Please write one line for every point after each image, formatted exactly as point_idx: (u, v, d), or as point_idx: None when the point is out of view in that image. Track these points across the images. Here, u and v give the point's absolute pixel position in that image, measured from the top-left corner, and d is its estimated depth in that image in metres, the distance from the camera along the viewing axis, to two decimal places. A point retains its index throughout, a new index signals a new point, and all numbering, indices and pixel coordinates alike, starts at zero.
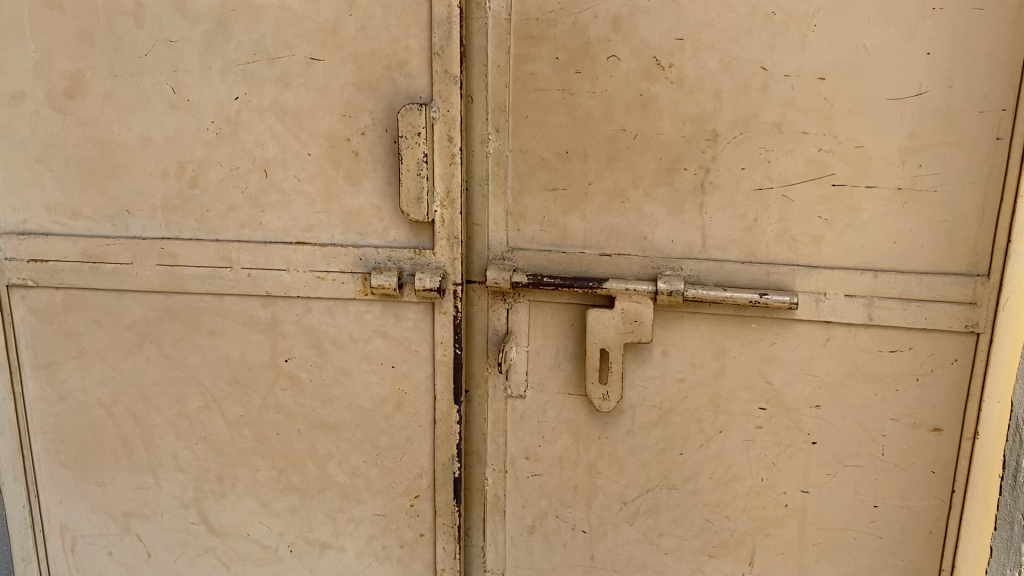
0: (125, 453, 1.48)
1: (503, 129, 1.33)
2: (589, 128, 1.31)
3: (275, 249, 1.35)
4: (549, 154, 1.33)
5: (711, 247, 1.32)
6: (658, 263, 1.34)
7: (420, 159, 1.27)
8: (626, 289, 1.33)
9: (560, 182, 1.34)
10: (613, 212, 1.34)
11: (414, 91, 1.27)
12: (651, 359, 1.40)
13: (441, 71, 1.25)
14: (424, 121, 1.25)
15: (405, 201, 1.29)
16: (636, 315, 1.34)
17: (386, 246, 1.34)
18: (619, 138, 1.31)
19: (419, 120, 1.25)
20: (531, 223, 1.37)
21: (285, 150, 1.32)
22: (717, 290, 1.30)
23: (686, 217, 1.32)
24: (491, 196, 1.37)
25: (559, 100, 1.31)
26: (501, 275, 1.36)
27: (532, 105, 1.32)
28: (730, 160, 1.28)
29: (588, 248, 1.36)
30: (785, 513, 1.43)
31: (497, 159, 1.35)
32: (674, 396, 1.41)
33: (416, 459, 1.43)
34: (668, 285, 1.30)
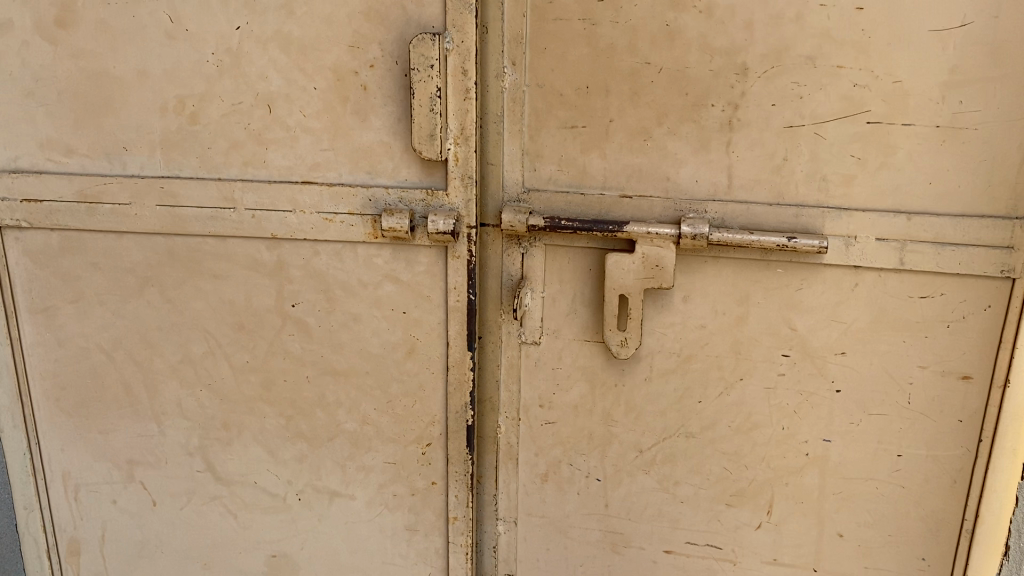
0: (128, 400, 1.44)
1: (520, 62, 1.26)
2: (611, 61, 1.24)
3: (281, 190, 1.28)
4: (569, 90, 1.27)
5: (737, 188, 1.26)
6: (682, 206, 1.28)
7: (433, 94, 1.20)
8: (648, 232, 1.27)
9: (580, 119, 1.28)
10: (634, 151, 1.27)
11: (426, 22, 1.20)
12: (672, 305, 1.35)
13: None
14: (438, 53, 1.18)
15: (417, 138, 1.22)
16: (658, 259, 1.29)
17: (396, 186, 1.27)
18: (643, 72, 1.24)
19: (432, 52, 1.18)
20: (547, 162, 1.31)
21: (289, 84, 1.25)
22: (743, 233, 1.25)
23: (712, 156, 1.26)
24: (506, 134, 1.30)
25: (579, 31, 1.24)
26: (517, 218, 1.30)
27: (550, 36, 1.25)
28: (759, 96, 1.22)
29: (608, 190, 1.30)
30: (805, 462, 1.40)
31: (513, 94, 1.28)
32: (694, 343, 1.36)
33: (428, 407, 1.39)
34: (692, 228, 1.25)
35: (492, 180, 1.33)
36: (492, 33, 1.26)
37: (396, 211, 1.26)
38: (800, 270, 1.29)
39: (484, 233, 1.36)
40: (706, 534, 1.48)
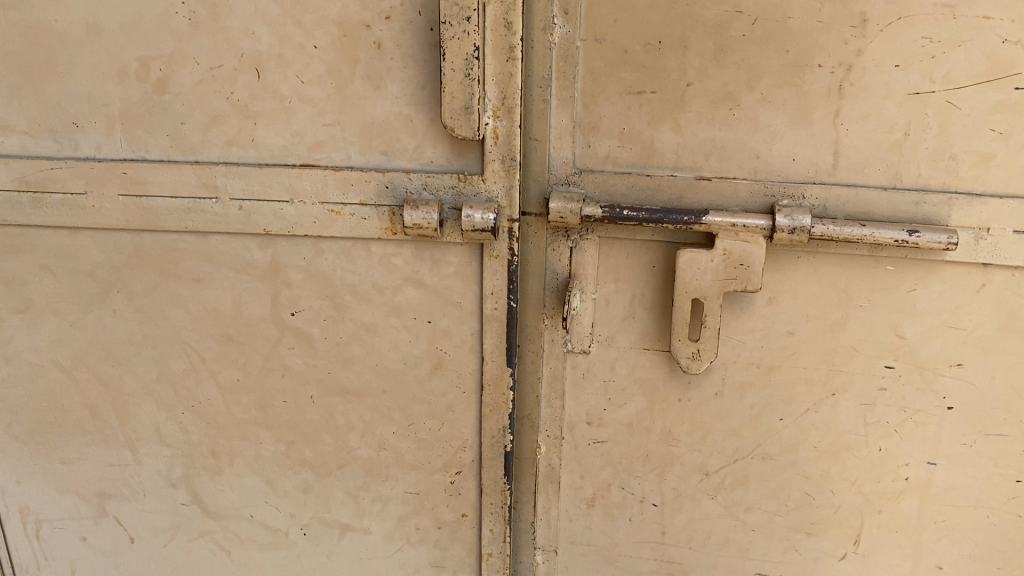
0: (95, 424, 1.19)
1: (573, 11, 1.02)
2: (690, 10, 1.00)
3: (274, 176, 1.03)
4: (635, 46, 1.03)
5: (843, 169, 1.02)
6: (774, 191, 1.04)
7: (469, 54, 0.93)
8: (731, 223, 1.04)
9: (649, 82, 1.04)
10: (716, 123, 1.03)
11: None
12: (753, 308, 1.12)
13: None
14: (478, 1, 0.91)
15: (448, 112, 0.96)
16: (744, 256, 1.06)
17: (419, 170, 1.02)
18: (732, 24, 0.99)
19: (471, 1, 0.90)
20: (605, 137, 1.07)
21: (282, 42, 0.98)
22: (852, 226, 1.01)
23: (814, 129, 1.01)
24: (554, 102, 1.06)
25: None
26: (568, 207, 1.06)
27: None
28: (880, 56, 0.97)
29: (681, 171, 1.06)
30: (904, 487, 1.18)
31: (565, 51, 1.04)
32: (778, 351, 1.14)
33: (457, 431, 1.16)
34: (788, 217, 1.02)
35: (535, 159, 1.09)
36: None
37: (421, 202, 1.00)
38: (915, 267, 1.06)
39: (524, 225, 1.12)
40: (780, 564, 1.26)
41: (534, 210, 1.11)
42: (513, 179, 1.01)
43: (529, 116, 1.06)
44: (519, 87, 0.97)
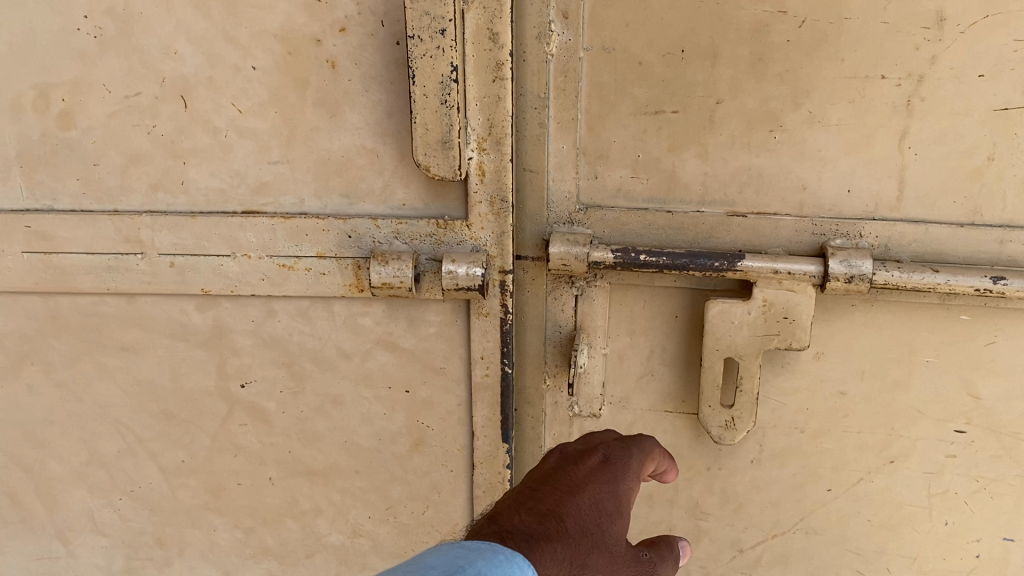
0: (18, 514, 1.01)
1: (574, 15, 0.84)
2: (721, 11, 0.81)
3: (210, 226, 0.83)
4: (652, 56, 0.85)
5: (910, 201, 0.84)
6: (825, 230, 0.86)
7: (447, 75, 0.74)
8: (773, 270, 0.86)
9: (670, 99, 0.86)
10: (752, 148, 0.85)
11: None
12: (798, 365, 0.94)
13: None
14: (455, 10, 0.72)
15: (421, 148, 0.76)
16: (788, 309, 0.87)
17: (389, 215, 0.83)
18: (772, 27, 0.81)
19: (445, 10, 0.71)
20: (616, 166, 0.89)
21: (212, 63, 0.78)
22: (923, 272, 0.83)
23: (874, 154, 0.83)
24: (553, 125, 0.88)
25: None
26: (573, 252, 0.87)
27: None
28: (959, 63, 0.78)
29: (709, 207, 0.89)
30: (977, 567, 0.99)
31: (566, 65, 0.86)
32: (826, 413, 0.96)
33: (445, 515, 0.97)
34: (844, 262, 0.83)
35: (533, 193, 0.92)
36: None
37: (390, 255, 0.81)
38: (996, 316, 0.87)
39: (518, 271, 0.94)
40: None
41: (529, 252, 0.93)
42: (505, 225, 0.82)
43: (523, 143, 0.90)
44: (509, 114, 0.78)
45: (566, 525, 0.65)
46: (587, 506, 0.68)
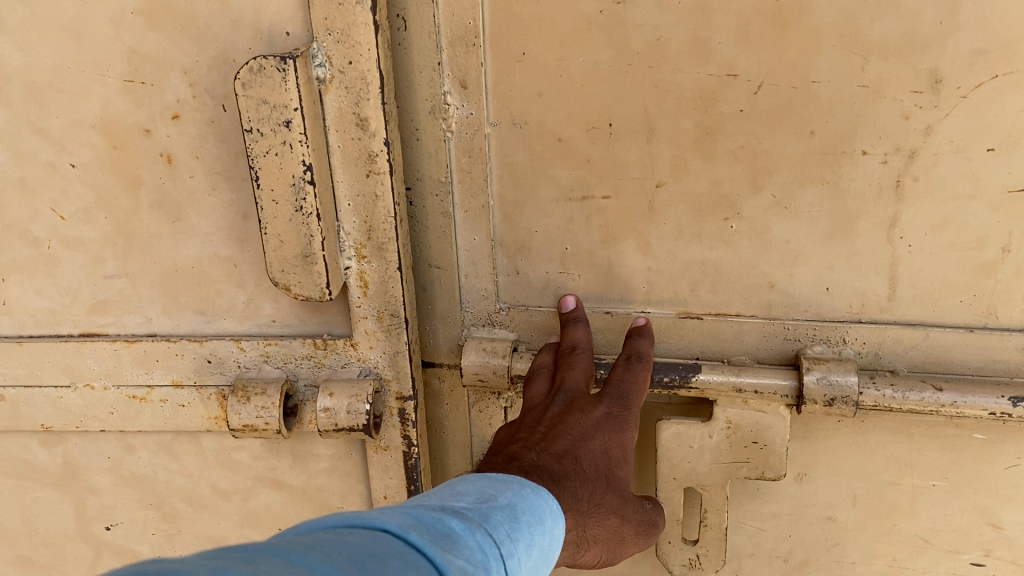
0: None
1: (472, 85, 0.69)
2: (655, 75, 0.65)
3: (41, 353, 0.68)
4: (573, 131, 0.69)
5: (904, 302, 0.68)
6: (801, 336, 0.71)
7: (299, 175, 0.57)
8: (735, 387, 0.70)
9: (598, 183, 0.71)
10: (705, 241, 0.70)
11: (274, 26, 0.58)
12: (777, 487, 0.79)
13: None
14: (300, 96, 0.54)
15: (275, 263, 0.60)
16: (757, 432, 0.72)
17: (256, 335, 0.67)
18: (720, 94, 0.65)
19: (286, 97, 0.54)
20: (541, 262, 0.76)
21: (20, 159, 0.63)
22: (924, 390, 0.66)
23: (856, 246, 0.67)
24: (460, 214, 0.75)
25: (594, 16, 0.65)
26: (490, 365, 0.76)
27: (534, 34, 0.67)
28: (960, 135, 0.60)
29: (654, 308, 0.75)
30: None
31: (469, 143, 0.72)
32: (812, 539, 0.80)
33: None
34: (822, 378, 0.67)
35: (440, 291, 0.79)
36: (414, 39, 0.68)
37: (253, 388, 0.65)
38: (1021, 437, 0.70)
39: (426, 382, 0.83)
40: None
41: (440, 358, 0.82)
42: (400, 344, 0.65)
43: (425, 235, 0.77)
44: (393, 214, 0.61)
45: (580, 465, 0.64)
46: (598, 442, 0.66)
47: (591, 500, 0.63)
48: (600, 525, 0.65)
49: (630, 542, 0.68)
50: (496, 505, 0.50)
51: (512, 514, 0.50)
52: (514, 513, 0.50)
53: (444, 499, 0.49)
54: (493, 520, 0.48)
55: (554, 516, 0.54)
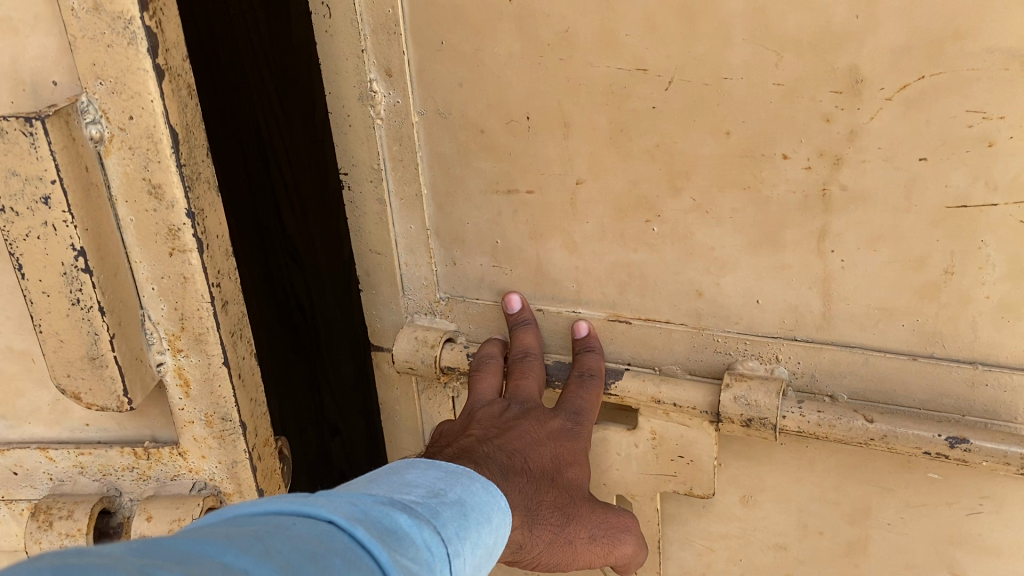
0: None
1: (397, 73, 0.64)
2: (566, 68, 0.58)
3: None
4: (494, 124, 0.63)
5: (843, 322, 0.60)
6: (731, 349, 0.64)
7: (70, 262, 0.54)
8: (655, 398, 0.65)
9: (521, 178, 0.64)
10: (628, 244, 0.63)
11: (37, 75, 0.54)
12: (721, 508, 0.73)
13: (95, 33, 0.51)
14: (58, 169, 0.51)
15: (62, 361, 0.58)
16: (682, 446, 0.66)
17: (61, 446, 0.67)
18: (631, 90, 0.57)
19: (40, 169, 0.51)
20: (475, 253, 0.70)
21: None
22: (852, 416, 0.60)
23: (788, 259, 0.59)
24: (396, 202, 0.71)
25: (503, 6, 0.58)
26: (418, 355, 0.71)
27: (445, 19, 0.61)
28: (894, 140, 0.53)
29: (586, 308, 0.68)
30: None
31: (398, 132, 0.67)
32: (760, 565, 0.75)
33: None
34: (740, 398, 0.60)
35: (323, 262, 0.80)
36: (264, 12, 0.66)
37: (57, 512, 0.65)
38: (982, 480, 0.62)
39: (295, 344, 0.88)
40: None
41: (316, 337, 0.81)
42: (231, 450, 0.64)
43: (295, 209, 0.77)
44: (205, 296, 0.59)
45: (527, 464, 0.58)
46: (546, 447, 0.60)
47: (535, 498, 0.56)
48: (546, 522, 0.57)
49: (580, 548, 0.60)
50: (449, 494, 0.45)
51: (462, 512, 0.44)
52: (464, 511, 0.44)
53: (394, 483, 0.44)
54: (441, 519, 0.42)
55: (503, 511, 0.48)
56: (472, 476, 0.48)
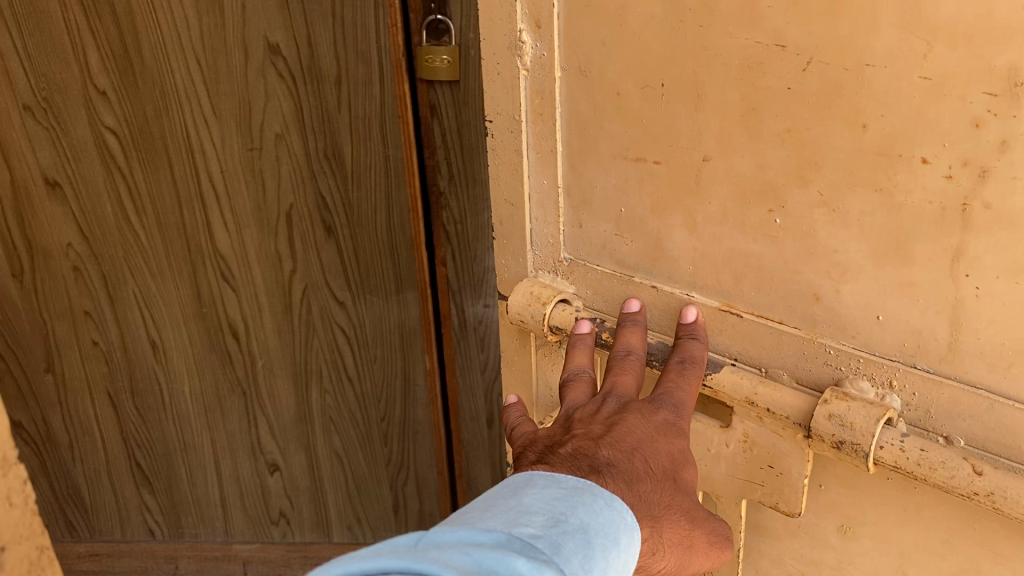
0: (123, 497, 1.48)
1: (545, 25, 0.62)
2: (704, 37, 0.53)
3: None
4: (630, 87, 0.59)
5: (974, 362, 0.50)
6: (842, 364, 0.55)
7: None
8: (749, 399, 0.59)
9: (650, 146, 0.59)
10: (748, 232, 0.57)
11: None
12: (814, 547, 0.64)
13: None
14: None
15: None
16: (773, 456, 0.59)
17: None
18: (768, 67, 0.51)
19: None
20: (599, 218, 0.66)
21: None
22: (957, 466, 0.50)
23: (916, 279, 0.50)
24: (532, 155, 0.68)
25: None
26: (530, 309, 0.70)
27: None
28: None
29: (699, 293, 0.62)
30: None
31: (540, 86, 0.65)
32: None
33: None
34: (834, 416, 0.53)
35: (136, 223, 1.20)
36: (71, 53, 1.07)
37: None
38: None
39: (182, 288, 1.25)
40: None
41: (110, 264, 1.23)
42: None
43: (134, 184, 1.16)
44: None
45: (648, 467, 0.52)
46: (661, 445, 0.54)
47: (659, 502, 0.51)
48: (669, 524, 0.51)
49: (699, 553, 0.53)
50: (565, 527, 0.43)
51: (585, 540, 0.43)
52: (588, 538, 0.43)
53: (507, 522, 0.43)
54: (563, 553, 0.41)
55: (631, 532, 0.46)
56: (593, 493, 0.47)
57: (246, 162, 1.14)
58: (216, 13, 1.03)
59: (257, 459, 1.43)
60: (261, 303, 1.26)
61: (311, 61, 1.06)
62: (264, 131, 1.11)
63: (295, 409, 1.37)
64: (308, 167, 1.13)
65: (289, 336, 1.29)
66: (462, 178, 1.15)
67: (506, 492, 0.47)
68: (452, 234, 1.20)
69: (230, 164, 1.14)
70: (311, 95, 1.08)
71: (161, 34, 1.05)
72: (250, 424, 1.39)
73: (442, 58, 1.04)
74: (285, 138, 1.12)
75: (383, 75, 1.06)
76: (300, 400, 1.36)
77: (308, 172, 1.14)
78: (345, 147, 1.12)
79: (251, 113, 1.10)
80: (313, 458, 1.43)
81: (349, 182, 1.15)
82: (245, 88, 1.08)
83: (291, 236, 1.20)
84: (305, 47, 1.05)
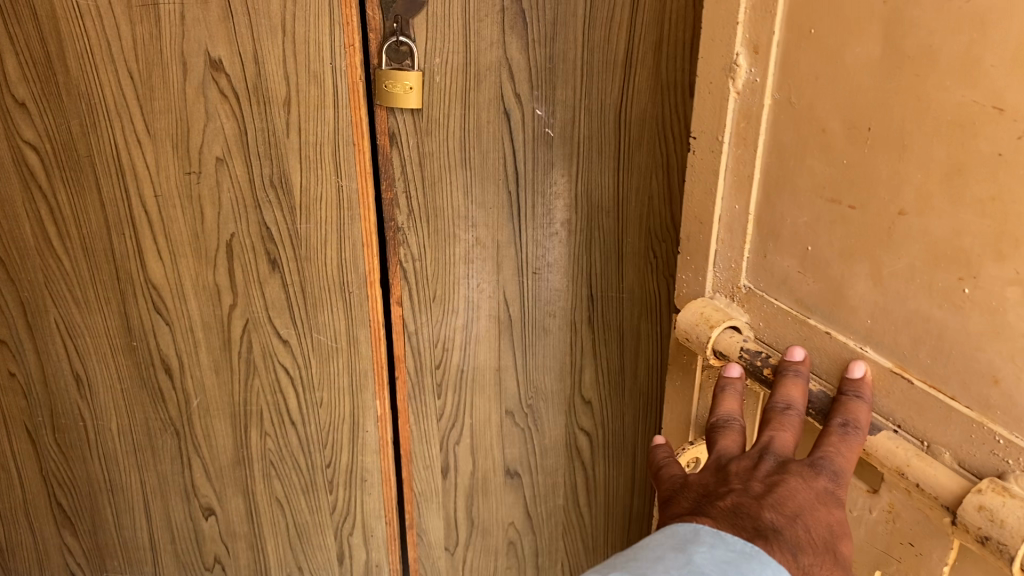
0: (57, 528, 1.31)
1: (763, 51, 0.67)
2: (921, 89, 0.54)
3: None
4: (836, 125, 0.61)
5: None
6: (1009, 456, 0.54)
7: None
8: (899, 469, 0.60)
9: (847, 188, 0.62)
10: (933, 295, 0.57)
11: None
12: None
13: None
14: None
15: None
16: (916, 535, 0.62)
17: None
18: (981, 129, 0.51)
19: None
20: (784, 252, 0.70)
21: None
22: None
23: None
24: (729, 177, 0.74)
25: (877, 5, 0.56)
26: (697, 329, 0.76)
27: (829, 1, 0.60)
28: None
29: (874, 348, 0.63)
30: None
31: (749, 108, 0.70)
32: None
33: None
34: (984, 508, 0.53)
35: (61, 249, 1.06)
36: None
37: None
38: None
39: (110, 320, 1.12)
40: None
41: (30, 290, 1.09)
42: None
43: (57, 205, 1.03)
44: None
45: (806, 539, 0.55)
46: (820, 514, 0.57)
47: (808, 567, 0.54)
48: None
49: None
50: None
51: None
52: None
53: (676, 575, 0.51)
54: None
55: None
56: (761, 560, 0.53)
57: (183, 186, 1.02)
58: (152, 22, 0.92)
59: (190, 502, 1.30)
60: (197, 339, 1.14)
61: (258, 78, 0.95)
62: (203, 152, 1.00)
63: (232, 452, 1.24)
64: (252, 195, 1.03)
65: (227, 375, 1.17)
66: (423, 213, 1.06)
67: (679, 546, 0.54)
68: (409, 267, 1.10)
69: (164, 187, 1.03)
70: (255, 118, 0.98)
71: (88, 41, 0.93)
72: (177, 466, 1.26)
73: (406, 84, 0.95)
74: (226, 163, 1.01)
75: (336, 98, 0.96)
76: (238, 442, 1.23)
77: (252, 199, 1.03)
78: (293, 175, 1.01)
79: (190, 132, 0.99)
80: (252, 505, 1.30)
81: (296, 213, 1.04)
82: (183, 105, 0.97)
83: (231, 269, 1.08)
84: (249, 60, 0.94)
